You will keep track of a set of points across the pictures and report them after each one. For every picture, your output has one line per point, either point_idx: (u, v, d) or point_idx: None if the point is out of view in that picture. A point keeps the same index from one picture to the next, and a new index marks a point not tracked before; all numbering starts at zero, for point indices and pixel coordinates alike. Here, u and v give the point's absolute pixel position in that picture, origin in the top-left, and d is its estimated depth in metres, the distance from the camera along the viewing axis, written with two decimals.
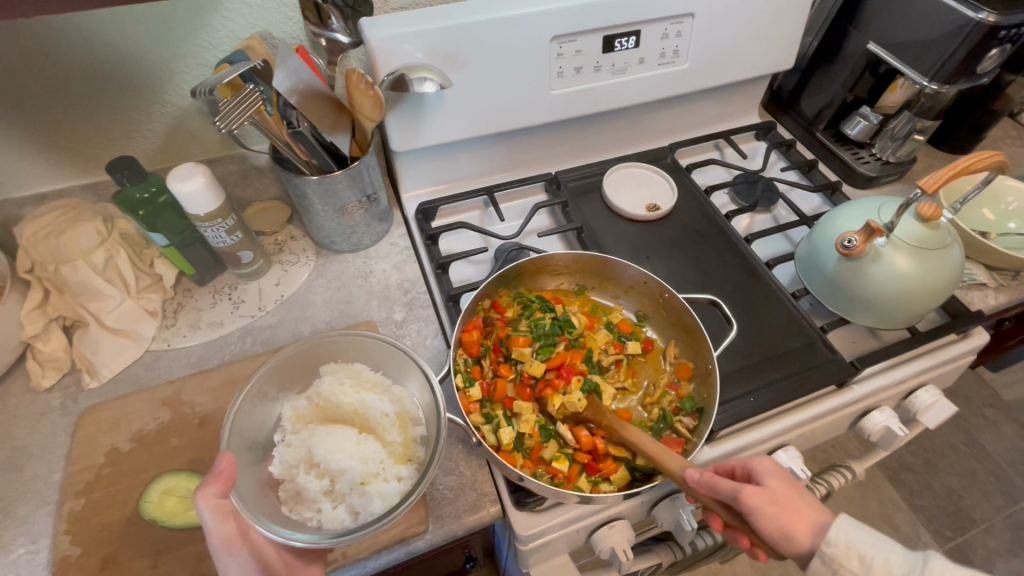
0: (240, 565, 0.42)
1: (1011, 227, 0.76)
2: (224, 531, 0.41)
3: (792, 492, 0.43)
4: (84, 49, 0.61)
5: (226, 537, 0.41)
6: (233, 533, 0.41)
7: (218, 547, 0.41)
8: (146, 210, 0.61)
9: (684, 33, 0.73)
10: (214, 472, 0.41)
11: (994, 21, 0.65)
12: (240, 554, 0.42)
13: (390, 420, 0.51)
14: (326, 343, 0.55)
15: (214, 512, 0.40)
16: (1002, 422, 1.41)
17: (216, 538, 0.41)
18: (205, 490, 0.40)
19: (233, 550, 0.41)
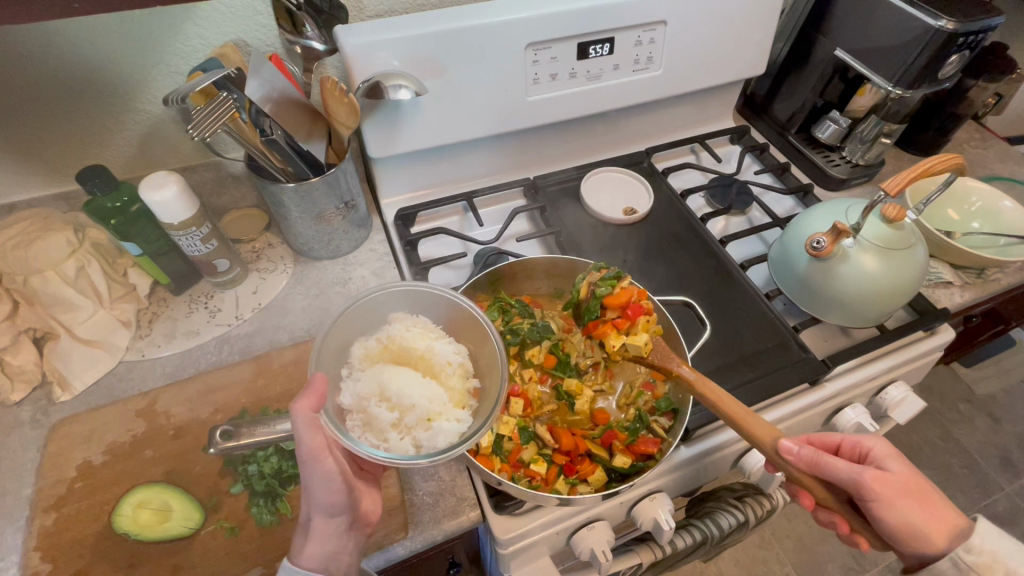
0: (325, 472, 0.42)
1: (975, 227, 0.78)
2: (317, 441, 0.41)
3: (916, 481, 0.45)
4: (55, 58, 0.60)
5: (317, 447, 0.41)
6: (322, 445, 0.41)
7: (306, 456, 0.41)
8: (118, 219, 0.60)
9: (657, 40, 0.75)
10: (313, 385, 0.42)
11: (953, 29, 0.68)
12: (326, 463, 0.42)
13: (453, 367, 0.49)
14: (394, 294, 0.53)
15: (309, 422, 0.41)
16: (975, 416, 1.45)
17: (307, 446, 0.41)
18: (305, 398, 0.41)
19: (320, 459, 0.41)
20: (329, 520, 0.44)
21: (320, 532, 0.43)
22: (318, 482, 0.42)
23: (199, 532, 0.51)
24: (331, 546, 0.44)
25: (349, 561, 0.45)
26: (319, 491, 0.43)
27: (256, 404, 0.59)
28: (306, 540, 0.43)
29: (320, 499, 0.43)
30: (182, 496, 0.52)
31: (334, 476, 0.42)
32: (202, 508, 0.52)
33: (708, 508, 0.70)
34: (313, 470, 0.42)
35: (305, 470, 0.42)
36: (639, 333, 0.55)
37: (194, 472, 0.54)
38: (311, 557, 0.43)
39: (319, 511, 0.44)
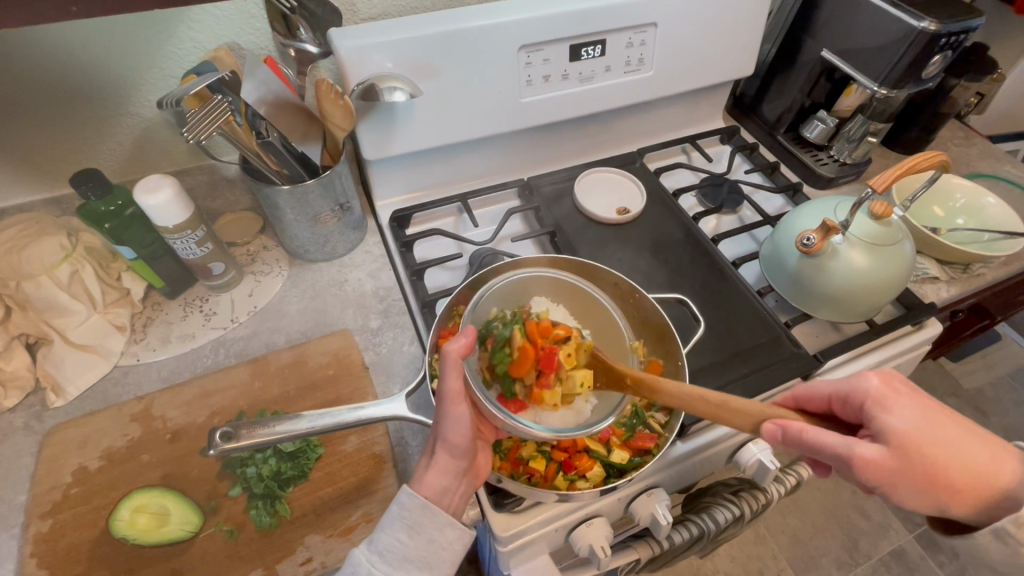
0: (458, 415, 0.46)
1: (959, 223, 0.80)
2: (456, 384, 0.45)
3: (922, 444, 0.41)
4: (46, 61, 0.60)
5: (456, 388, 0.45)
6: (459, 389, 0.46)
7: (446, 395, 0.46)
8: (112, 223, 0.60)
9: (648, 42, 0.76)
10: (464, 335, 0.47)
11: (935, 29, 0.69)
12: (460, 407, 0.46)
13: None
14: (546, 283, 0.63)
15: (454, 364, 0.45)
16: (963, 409, 1.47)
17: (449, 387, 0.46)
18: (457, 343, 0.46)
19: (456, 401, 0.46)
20: (450, 458, 0.47)
21: (442, 466, 0.46)
22: (449, 421, 0.46)
23: (198, 534, 0.51)
24: (446, 482, 0.47)
25: (458, 501, 0.47)
26: (448, 430, 0.46)
27: (253, 407, 0.59)
28: (426, 470, 0.47)
29: (447, 437, 0.46)
30: (181, 499, 0.52)
31: (464, 419, 0.46)
32: (200, 511, 0.52)
33: (705, 502, 0.71)
34: (448, 410, 0.46)
35: (442, 409, 0.46)
36: (571, 374, 0.53)
37: (192, 476, 0.54)
38: (429, 485, 0.46)
39: (445, 448, 0.47)
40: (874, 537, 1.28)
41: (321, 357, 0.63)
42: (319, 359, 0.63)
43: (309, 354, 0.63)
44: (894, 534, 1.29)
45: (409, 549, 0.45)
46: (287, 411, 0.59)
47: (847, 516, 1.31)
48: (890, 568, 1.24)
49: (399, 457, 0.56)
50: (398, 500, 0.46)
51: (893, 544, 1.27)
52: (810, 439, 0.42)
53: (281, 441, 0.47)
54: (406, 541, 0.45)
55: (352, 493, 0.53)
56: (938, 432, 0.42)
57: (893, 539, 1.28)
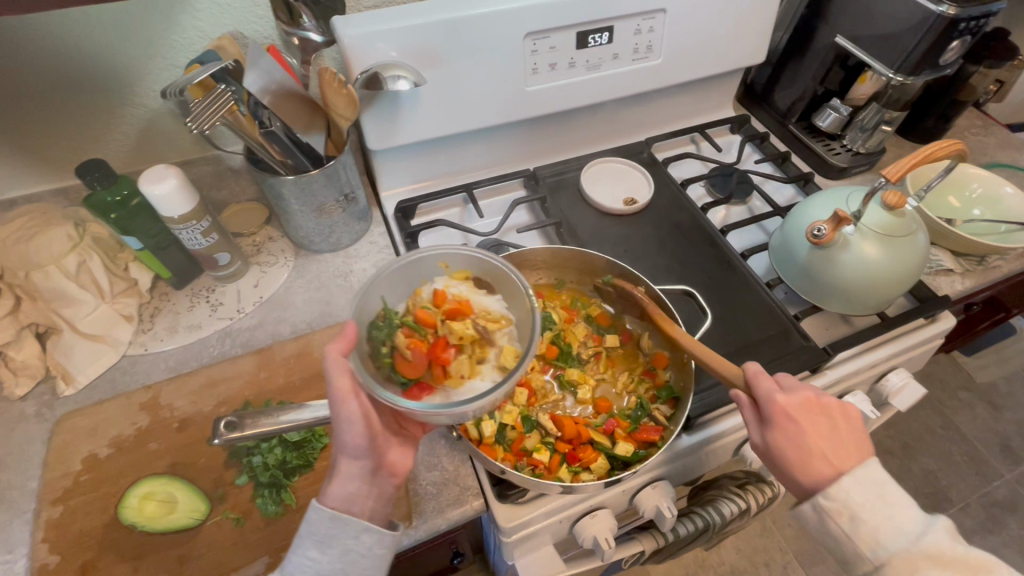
0: (351, 416, 0.44)
1: (976, 214, 0.78)
2: (342, 382, 0.44)
3: (784, 457, 0.46)
4: (51, 51, 0.60)
5: (342, 387, 0.44)
6: (348, 387, 0.44)
7: (335, 395, 0.44)
8: (118, 213, 0.60)
9: (656, 29, 0.74)
10: (344, 332, 0.44)
11: (954, 14, 0.67)
12: (351, 406, 0.44)
13: (495, 323, 0.45)
14: (441, 255, 0.48)
15: (336, 363, 0.44)
16: (975, 404, 1.45)
17: (336, 388, 0.44)
18: (336, 342, 0.44)
19: (346, 400, 0.44)
20: (354, 463, 0.46)
21: (343, 471, 0.46)
22: (344, 422, 0.45)
23: (205, 522, 0.51)
24: (352, 488, 0.46)
25: (372, 507, 0.46)
26: (345, 432, 0.45)
27: (259, 397, 0.59)
28: (331, 480, 0.46)
29: (344, 440, 0.45)
30: (188, 487, 0.53)
31: (357, 418, 0.45)
32: (206, 499, 0.52)
33: (710, 495, 0.71)
34: (340, 411, 0.44)
35: (335, 413, 0.45)
36: (461, 363, 0.43)
37: (198, 465, 0.55)
38: (336, 494, 0.45)
39: (345, 452, 0.46)
40: None
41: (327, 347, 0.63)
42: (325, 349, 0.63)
43: (315, 345, 0.63)
44: None
45: (321, 564, 0.44)
46: (293, 400, 0.59)
47: None
48: None
49: None
50: (309, 516, 0.45)
51: None
52: (746, 415, 0.49)
53: (288, 431, 0.47)
54: (318, 557, 0.44)
55: None
56: (815, 444, 0.45)
57: None
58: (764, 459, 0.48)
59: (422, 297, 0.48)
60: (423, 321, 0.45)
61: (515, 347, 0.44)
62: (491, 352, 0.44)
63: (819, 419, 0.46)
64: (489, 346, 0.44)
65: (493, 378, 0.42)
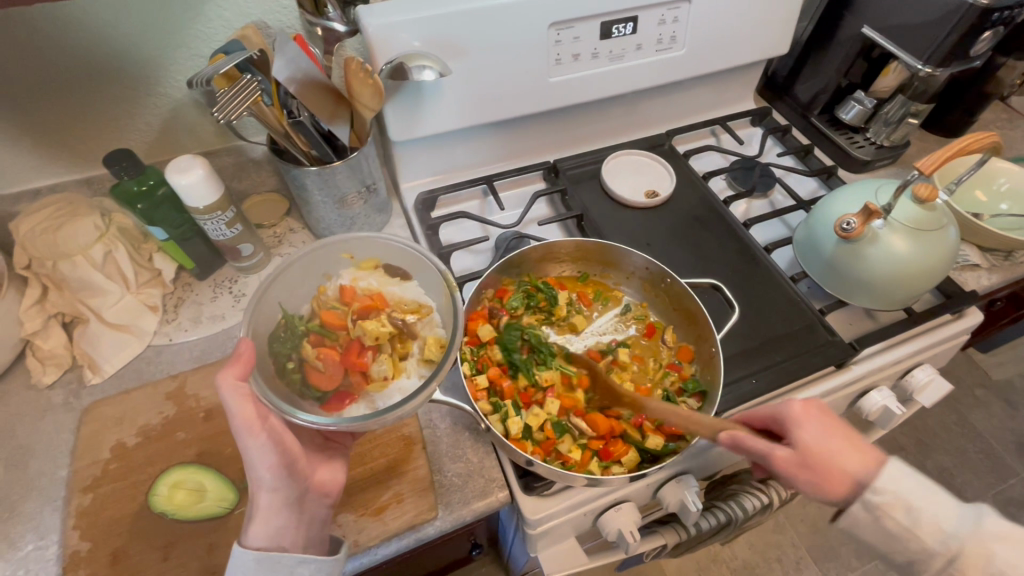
0: (260, 446, 0.43)
1: (1004, 208, 0.77)
2: (244, 412, 0.43)
3: (832, 448, 0.42)
4: (77, 41, 0.60)
5: (246, 417, 0.43)
6: (252, 415, 0.43)
7: (240, 429, 0.43)
8: (144, 204, 0.60)
9: (681, 19, 0.73)
10: (236, 357, 0.44)
11: (987, 4, 0.66)
12: (259, 436, 0.43)
13: (412, 318, 0.54)
14: (343, 250, 0.56)
15: (234, 391, 0.43)
16: (991, 401, 1.44)
17: (239, 419, 0.43)
18: (226, 370, 0.43)
19: (252, 430, 0.43)
20: (274, 496, 0.45)
21: (263, 508, 0.44)
22: (255, 455, 0.43)
23: (234, 511, 0.52)
24: (279, 522, 0.45)
25: (304, 535, 0.46)
26: (257, 463, 0.44)
27: None
28: (252, 520, 0.44)
29: (258, 474, 0.44)
30: (217, 477, 0.53)
31: (267, 450, 0.44)
32: (234, 488, 0.53)
33: (732, 490, 0.70)
34: (247, 443, 0.43)
35: (241, 445, 0.43)
36: (378, 363, 0.50)
37: (226, 454, 0.55)
38: (258, 534, 0.44)
39: (262, 487, 0.44)
40: None
41: None
42: None
43: None
44: None
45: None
46: None
47: None
48: None
49: (428, 439, 0.56)
50: (233, 563, 0.43)
51: None
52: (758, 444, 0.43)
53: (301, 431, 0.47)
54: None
55: (383, 473, 0.54)
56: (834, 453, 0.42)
57: None
58: (801, 472, 0.42)
59: (331, 296, 0.55)
60: (332, 325, 0.52)
61: (437, 336, 0.52)
62: (410, 347, 0.52)
63: (808, 426, 0.43)
64: (407, 340, 0.53)
65: (420, 370, 0.51)
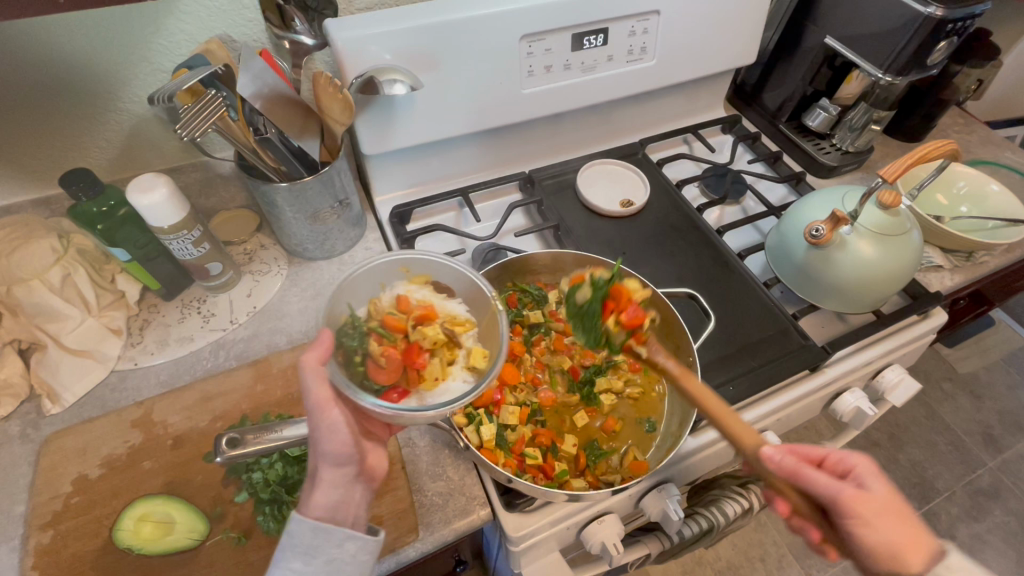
0: (330, 423, 0.42)
1: (963, 211, 0.80)
2: (321, 392, 0.42)
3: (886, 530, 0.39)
4: (29, 58, 0.57)
5: (323, 396, 0.42)
6: (327, 396, 0.42)
7: (314, 405, 0.42)
8: (104, 224, 0.58)
9: (650, 30, 0.74)
10: (319, 341, 0.44)
11: (942, 15, 0.68)
12: (331, 414, 0.42)
13: (461, 328, 0.53)
14: (401, 262, 0.55)
15: (315, 373, 0.43)
16: (958, 394, 1.48)
17: (314, 398, 0.42)
18: (311, 351, 0.43)
19: (326, 409, 0.42)
20: (337, 470, 0.44)
21: (328, 479, 0.43)
22: (324, 431, 0.43)
23: (205, 543, 0.50)
24: (338, 495, 0.44)
25: (356, 513, 0.44)
26: (325, 440, 0.43)
27: (256, 410, 0.58)
28: (313, 489, 0.43)
29: (325, 449, 0.43)
30: (185, 507, 0.51)
31: (341, 425, 0.43)
32: (205, 518, 0.51)
33: (714, 496, 0.70)
34: (320, 418, 0.42)
35: (312, 422, 0.43)
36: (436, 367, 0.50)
37: (195, 482, 0.53)
38: (318, 505, 0.43)
39: (326, 461, 0.43)
40: None
41: None
42: None
43: None
44: None
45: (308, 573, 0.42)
46: (291, 414, 0.57)
47: None
48: None
49: (407, 458, 0.55)
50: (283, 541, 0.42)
51: None
52: (808, 478, 0.41)
53: (288, 446, 0.47)
54: (302, 567, 0.41)
55: None
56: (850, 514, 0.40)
57: None
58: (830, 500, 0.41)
59: (385, 305, 0.53)
60: (393, 328, 0.50)
61: (483, 348, 0.51)
62: (460, 352, 0.52)
63: (889, 507, 0.40)
64: (457, 347, 0.52)
65: (466, 376, 0.50)
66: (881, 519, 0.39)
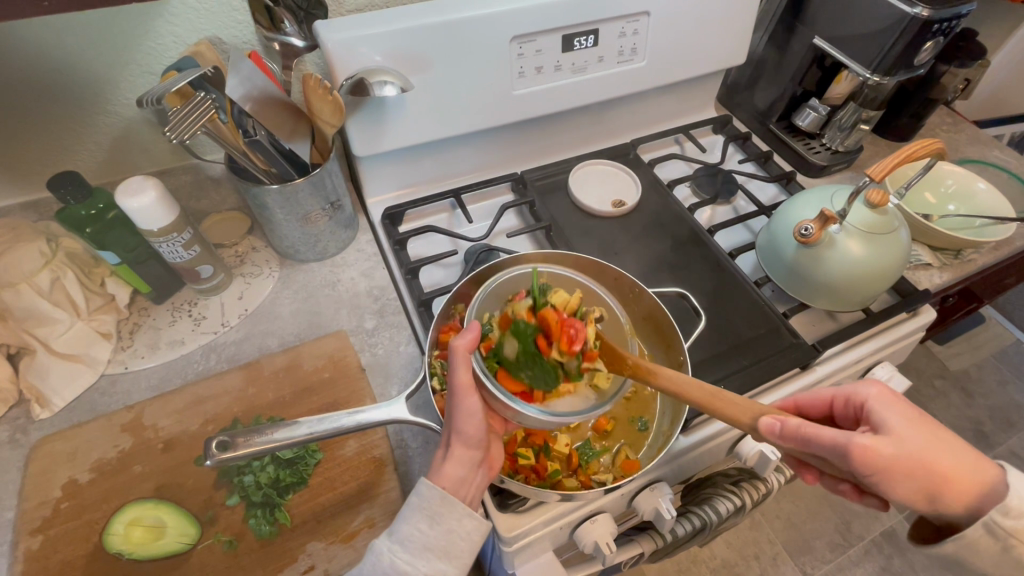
0: (469, 407, 0.46)
1: (951, 209, 0.81)
2: (465, 376, 0.46)
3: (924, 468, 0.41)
4: (18, 61, 0.57)
5: (465, 381, 0.46)
6: (469, 381, 0.46)
7: (456, 389, 0.46)
8: (93, 227, 0.58)
9: (640, 31, 0.74)
10: (470, 330, 0.47)
11: (928, 15, 0.69)
12: (471, 399, 0.46)
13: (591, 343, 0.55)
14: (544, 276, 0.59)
15: (463, 358, 0.46)
16: (950, 391, 1.49)
17: (459, 381, 0.46)
18: (463, 338, 0.47)
19: (467, 393, 0.46)
20: (466, 449, 0.46)
21: (458, 457, 0.46)
22: (461, 414, 0.46)
23: (196, 546, 0.50)
24: (463, 472, 0.46)
25: (473, 493, 0.47)
26: (461, 422, 0.46)
27: (247, 413, 0.57)
28: (442, 461, 0.46)
29: (461, 429, 0.46)
30: (176, 511, 0.51)
31: (477, 411, 0.46)
32: (197, 522, 0.51)
33: (706, 494, 0.71)
34: (460, 401, 0.46)
35: (453, 403, 0.46)
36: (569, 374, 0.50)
37: (186, 486, 0.53)
38: (446, 476, 0.45)
39: (459, 440, 0.46)
40: (866, 519, 1.31)
41: (316, 360, 0.61)
42: (315, 362, 0.61)
43: (304, 358, 0.62)
44: (886, 515, 1.31)
45: (429, 538, 0.44)
46: (282, 417, 0.57)
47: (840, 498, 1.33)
48: (882, 548, 1.27)
49: (399, 459, 0.55)
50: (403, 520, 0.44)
51: (885, 525, 1.30)
52: (807, 434, 0.41)
53: (280, 449, 0.46)
54: (426, 531, 0.44)
55: (354, 497, 0.52)
56: (931, 441, 0.41)
57: (884, 519, 1.31)
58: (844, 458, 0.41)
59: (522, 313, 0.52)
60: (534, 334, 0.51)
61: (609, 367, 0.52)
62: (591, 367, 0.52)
63: (906, 450, 0.41)
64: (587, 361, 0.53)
65: (588, 393, 0.50)
66: (905, 464, 0.41)
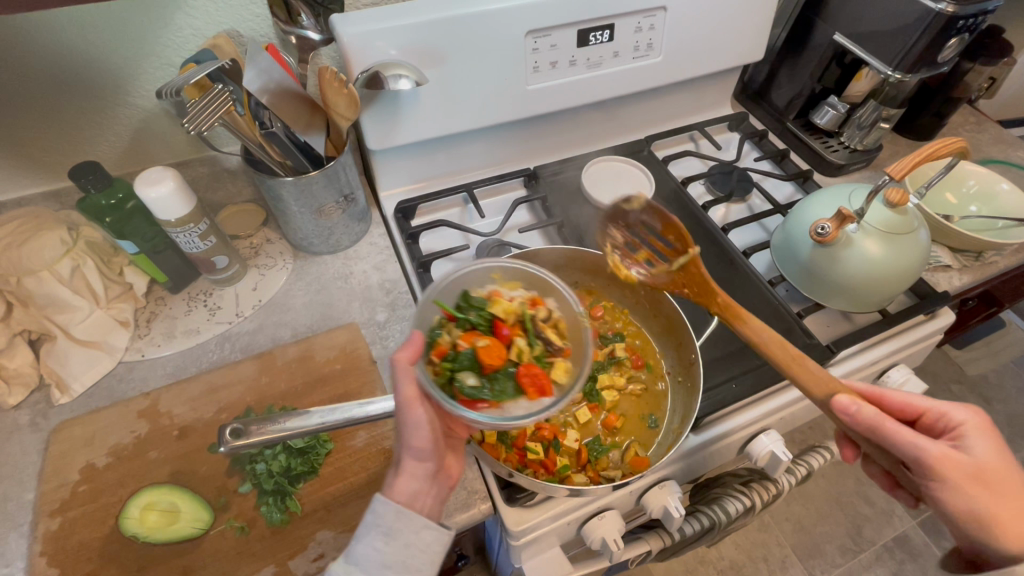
0: (416, 419, 0.46)
1: (973, 210, 0.79)
2: (409, 389, 0.46)
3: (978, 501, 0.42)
4: (41, 53, 0.58)
5: (410, 394, 0.45)
6: (413, 394, 0.46)
7: (401, 403, 0.46)
8: (113, 217, 0.59)
9: (657, 27, 0.74)
10: (410, 342, 0.47)
11: (953, 11, 0.67)
12: (417, 411, 0.46)
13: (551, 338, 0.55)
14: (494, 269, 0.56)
15: (405, 372, 0.46)
16: (967, 395, 1.46)
17: (401, 396, 0.46)
18: (403, 351, 0.47)
19: (411, 407, 0.46)
20: (416, 462, 0.47)
21: (409, 469, 0.46)
22: (409, 427, 0.46)
23: (209, 532, 0.50)
24: (416, 486, 0.46)
25: (431, 504, 0.47)
26: (410, 435, 0.46)
27: (260, 403, 0.58)
28: (395, 476, 0.47)
29: (411, 443, 0.46)
30: (189, 496, 0.52)
31: (424, 423, 0.46)
32: (210, 508, 0.51)
33: (714, 494, 0.70)
34: (406, 414, 0.46)
35: (400, 417, 0.46)
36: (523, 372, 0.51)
37: (200, 473, 0.54)
38: (399, 490, 0.46)
39: (410, 454, 0.47)
40: (878, 524, 1.29)
41: (328, 351, 0.62)
42: (327, 353, 0.62)
43: (316, 349, 0.62)
44: (898, 521, 1.29)
45: (386, 555, 0.43)
46: (294, 407, 0.58)
47: (852, 503, 1.32)
48: (894, 554, 1.25)
49: None
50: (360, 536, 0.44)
51: (897, 530, 1.28)
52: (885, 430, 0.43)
53: (291, 438, 0.46)
54: (385, 549, 0.43)
55: (364, 487, 0.53)
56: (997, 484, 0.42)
57: (897, 524, 1.29)
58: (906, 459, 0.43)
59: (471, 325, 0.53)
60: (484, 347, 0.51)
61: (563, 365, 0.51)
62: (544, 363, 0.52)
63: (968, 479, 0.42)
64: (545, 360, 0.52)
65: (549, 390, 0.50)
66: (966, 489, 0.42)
